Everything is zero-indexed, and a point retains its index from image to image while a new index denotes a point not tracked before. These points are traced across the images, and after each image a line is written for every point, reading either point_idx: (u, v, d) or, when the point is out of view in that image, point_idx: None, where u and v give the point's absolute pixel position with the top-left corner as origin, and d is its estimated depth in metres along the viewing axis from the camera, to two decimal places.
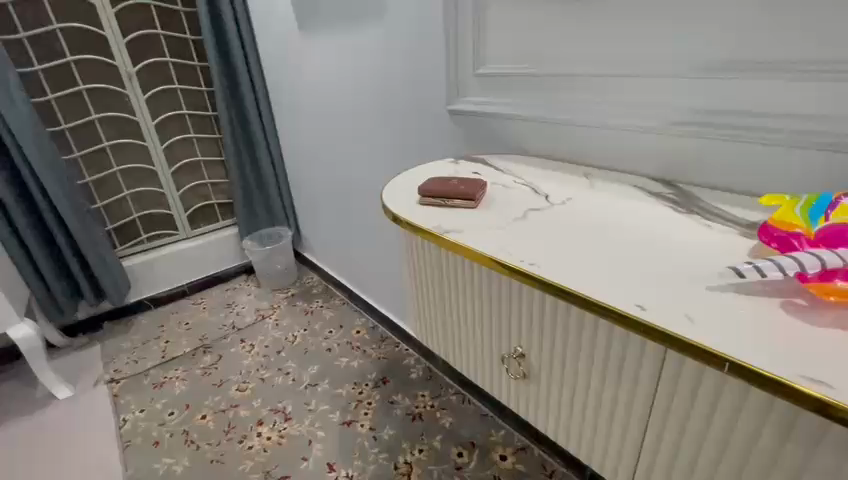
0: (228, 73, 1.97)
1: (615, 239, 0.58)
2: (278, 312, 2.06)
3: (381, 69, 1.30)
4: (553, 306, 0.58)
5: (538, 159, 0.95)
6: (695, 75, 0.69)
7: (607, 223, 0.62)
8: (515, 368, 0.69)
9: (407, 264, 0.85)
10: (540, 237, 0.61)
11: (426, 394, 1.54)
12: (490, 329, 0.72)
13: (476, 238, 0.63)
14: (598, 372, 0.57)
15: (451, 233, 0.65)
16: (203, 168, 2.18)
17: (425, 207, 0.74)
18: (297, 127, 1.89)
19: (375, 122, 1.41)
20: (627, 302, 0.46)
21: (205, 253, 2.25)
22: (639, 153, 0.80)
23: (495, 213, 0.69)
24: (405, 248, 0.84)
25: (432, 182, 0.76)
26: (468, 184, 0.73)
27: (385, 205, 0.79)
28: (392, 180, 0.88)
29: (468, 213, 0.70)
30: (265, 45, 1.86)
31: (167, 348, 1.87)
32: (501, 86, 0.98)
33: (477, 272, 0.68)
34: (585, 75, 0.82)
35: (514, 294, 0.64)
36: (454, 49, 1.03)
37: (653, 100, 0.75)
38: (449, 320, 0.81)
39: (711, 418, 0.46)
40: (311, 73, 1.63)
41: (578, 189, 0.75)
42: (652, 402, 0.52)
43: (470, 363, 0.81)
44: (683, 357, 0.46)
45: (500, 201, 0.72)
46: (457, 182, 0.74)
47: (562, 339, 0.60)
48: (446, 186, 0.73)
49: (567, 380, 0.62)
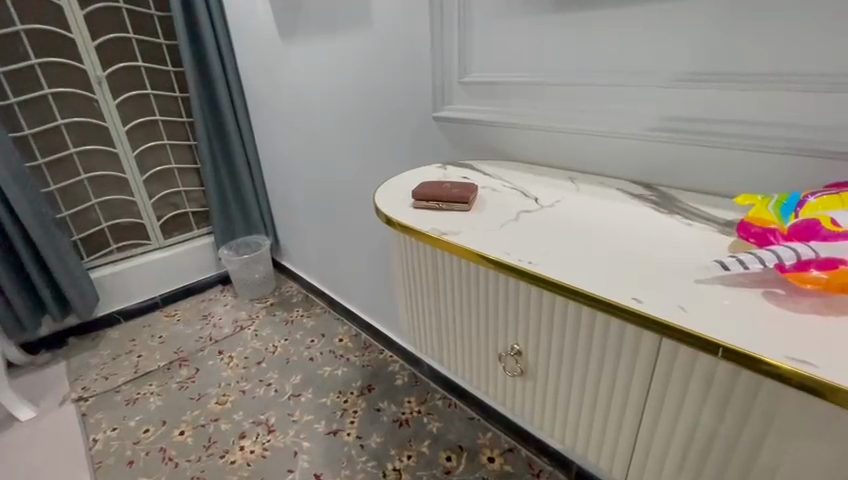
0: (204, 78, 1.94)
1: (605, 238, 0.61)
2: (257, 322, 2.01)
3: (365, 76, 1.31)
4: (550, 303, 0.61)
5: (523, 164, 0.98)
6: (672, 84, 0.73)
7: (597, 224, 0.65)
8: (512, 366, 0.71)
9: (400, 267, 0.86)
10: (535, 236, 0.63)
11: (413, 400, 1.54)
12: (486, 329, 0.73)
13: (474, 239, 0.64)
14: (596, 363, 0.59)
15: (449, 235, 0.66)
16: (177, 175, 2.12)
17: (420, 211, 0.75)
18: (277, 134, 1.87)
19: (359, 129, 1.42)
20: (624, 296, 0.49)
21: (179, 263, 2.18)
22: (619, 158, 0.84)
23: (490, 215, 0.71)
24: (398, 251, 0.84)
25: (425, 186, 0.77)
26: (460, 187, 0.76)
27: (378, 210, 0.79)
28: (383, 185, 0.89)
29: (462, 215, 0.72)
30: (243, 50, 1.84)
31: (140, 362, 1.79)
32: (486, 94, 1.01)
33: (474, 273, 0.69)
34: (568, 83, 0.86)
35: (511, 293, 0.65)
36: (441, 58, 1.06)
37: (632, 108, 0.80)
38: (444, 321, 0.82)
39: (703, 402, 0.50)
40: (292, 80, 1.63)
41: (566, 191, 0.78)
42: (648, 389, 0.55)
43: (466, 364, 0.82)
44: (677, 346, 0.49)
45: (492, 203, 0.74)
46: (449, 185, 0.76)
47: (559, 334, 0.62)
48: (439, 190, 0.75)
49: (564, 374, 0.64)
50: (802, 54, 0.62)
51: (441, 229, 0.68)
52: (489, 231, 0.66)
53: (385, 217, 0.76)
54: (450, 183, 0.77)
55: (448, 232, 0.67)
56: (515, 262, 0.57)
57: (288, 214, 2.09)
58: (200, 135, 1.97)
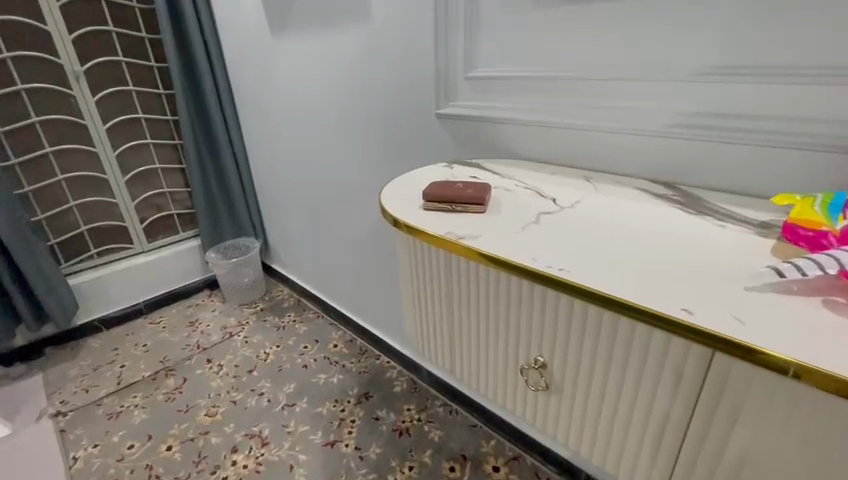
0: (190, 75, 1.86)
1: (637, 242, 0.57)
2: (247, 329, 1.93)
3: (362, 72, 1.25)
4: (580, 314, 0.54)
5: (533, 163, 0.94)
6: (694, 79, 0.70)
7: (623, 226, 0.61)
8: (535, 380, 0.64)
9: (408, 273, 0.80)
10: (562, 239, 0.59)
11: (412, 407, 1.49)
12: (505, 339, 0.67)
13: (495, 244, 0.59)
14: (633, 377, 0.53)
15: (466, 238, 0.61)
16: (161, 176, 2.03)
17: (430, 213, 0.70)
18: (267, 132, 1.80)
19: (355, 127, 1.36)
20: (672, 306, 0.45)
21: (164, 267, 2.09)
22: (637, 156, 0.80)
23: (509, 216, 0.66)
24: (404, 255, 0.79)
25: (434, 187, 0.72)
26: (473, 187, 0.71)
27: (384, 212, 0.74)
28: (387, 185, 0.83)
29: (478, 217, 0.67)
30: (230, 45, 1.77)
31: (123, 373, 1.70)
32: (493, 90, 0.96)
33: (492, 278, 0.63)
34: (582, 78, 0.82)
35: (535, 300, 0.59)
36: (444, 52, 1.01)
37: (651, 104, 0.76)
38: (457, 329, 0.76)
39: (765, 421, 0.43)
40: (283, 76, 1.56)
41: (585, 191, 0.74)
42: (695, 405, 0.48)
43: (481, 376, 0.76)
44: (732, 359, 0.43)
45: (508, 204, 0.70)
46: (462, 185, 0.72)
47: (590, 346, 0.55)
48: (452, 191, 0.70)
49: (595, 388, 0.57)
50: (832, 49, 0.59)
51: (457, 233, 0.63)
52: (509, 234, 0.61)
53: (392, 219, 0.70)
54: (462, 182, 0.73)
55: (467, 236, 0.62)
56: (543, 269, 0.53)
57: (279, 215, 2.01)
58: (186, 134, 1.89)
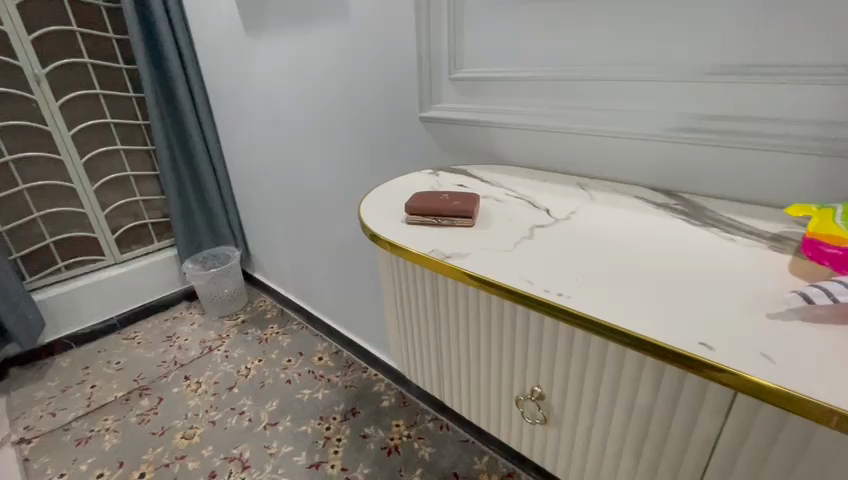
0: (162, 77, 1.77)
1: (639, 261, 0.52)
2: (228, 342, 1.85)
3: (341, 73, 1.19)
4: (582, 343, 0.49)
5: (523, 169, 0.88)
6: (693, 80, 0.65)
7: (624, 241, 0.56)
8: (532, 411, 0.58)
9: (391, 290, 0.74)
10: (559, 258, 0.53)
11: (401, 423, 1.43)
12: (499, 365, 0.61)
13: (485, 263, 0.53)
14: (642, 414, 0.48)
15: (453, 257, 0.55)
16: (133, 183, 1.93)
17: (414, 228, 0.64)
18: (245, 137, 1.72)
19: (336, 131, 1.30)
20: (688, 340, 0.39)
21: (138, 279, 1.99)
22: (634, 162, 0.75)
23: (500, 231, 0.60)
24: (388, 271, 0.73)
25: (417, 198, 0.66)
26: (459, 198, 0.65)
27: (363, 226, 0.68)
28: (367, 196, 0.77)
29: (467, 232, 0.61)
30: (204, 45, 1.68)
31: (94, 394, 1.61)
32: (479, 91, 0.91)
33: (484, 301, 0.58)
34: (575, 79, 0.77)
35: (532, 327, 0.53)
36: (427, 52, 0.95)
37: (649, 106, 0.71)
38: (447, 353, 0.70)
39: (794, 467, 0.39)
40: (259, 78, 1.49)
41: (581, 201, 0.68)
42: (713, 447, 0.43)
43: (473, 404, 0.70)
44: (759, 402, 0.38)
45: (498, 217, 0.64)
46: (448, 195, 0.66)
47: (594, 378, 0.50)
48: (437, 203, 0.64)
49: (599, 424, 0.52)
50: (837, 48, 0.55)
51: (443, 251, 0.57)
52: (501, 252, 0.55)
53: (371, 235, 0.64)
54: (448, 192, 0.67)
55: (454, 255, 0.56)
56: (540, 295, 0.47)
57: (259, 223, 1.93)
58: (158, 139, 1.80)
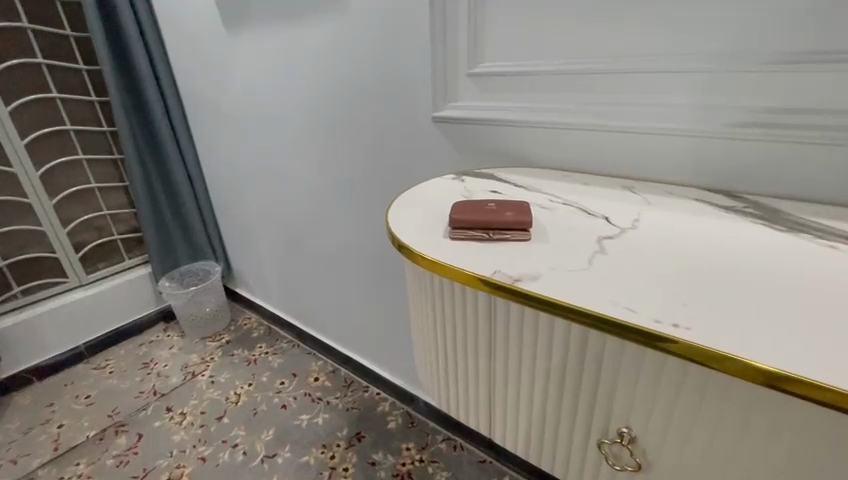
0: (129, 79, 1.61)
1: (736, 283, 0.46)
2: (212, 366, 1.70)
3: (339, 71, 1.08)
4: (699, 381, 0.42)
5: (553, 172, 0.80)
6: (758, 68, 0.59)
7: (710, 258, 0.49)
8: (623, 458, 0.51)
9: (427, 317, 0.65)
10: (650, 277, 0.47)
11: (412, 446, 1.33)
12: (575, 406, 0.53)
13: (561, 287, 0.46)
14: (776, 462, 0.41)
15: (521, 281, 0.47)
16: (99, 196, 1.75)
17: (459, 244, 0.55)
18: (225, 143, 1.59)
19: (333, 134, 1.19)
20: None
21: (108, 302, 1.81)
22: (685, 161, 0.68)
23: (564, 245, 0.53)
24: (423, 292, 0.63)
25: (457, 208, 0.57)
26: (507, 206, 0.57)
27: (396, 244, 0.58)
28: (390, 206, 0.68)
29: (522, 248, 0.53)
30: (176, 43, 1.54)
31: (61, 435, 1.43)
32: (501, 87, 0.83)
33: (560, 330, 0.49)
34: (617, 71, 0.69)
35: (626, 362, 0.46)
36: (442, 46, 0.87)
37: (703, 99, 0.64)
38: (499, 388, 0.61)
39: None
40: (242, 78, 1.36)
41: (638, 207, 0.61)
42: None
43: (536, 441, 0.61)
44: None
45: (554, 228, 0.56)
46: (493, 205, 0.57)
47: (711, 420, 0.43)
48: (483, 214, 0.56)
49: (713, 471, 0.45)
50: None
51: (508, 272, 0.49)
52: (575, 274, 0.48)
53: (412, 254, 0.55)
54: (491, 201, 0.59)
55: (524, 278, 0.48)
56: (647, 326, 0.40)
57: (243, 236, 1.79)
58: (127, 148, 1.64)
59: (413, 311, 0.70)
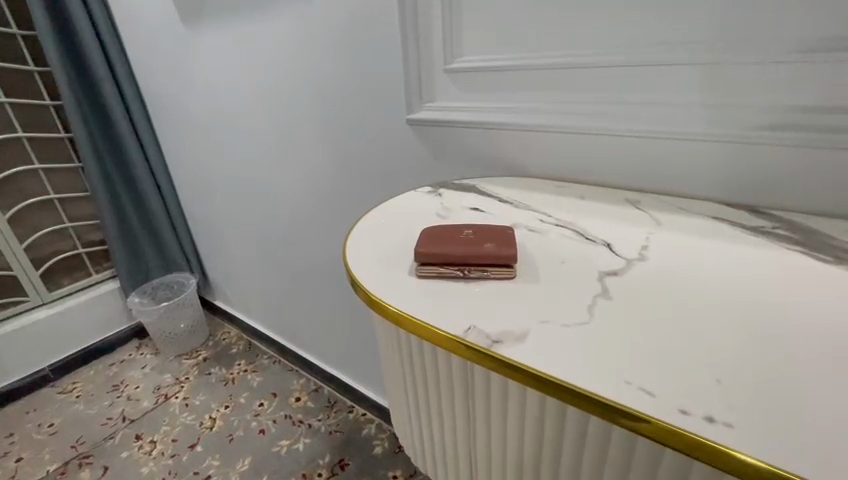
0: (85, 82, 1.50)
1: (774, 342, 0.36)
2: (186, 387, 1.58)
3: (305, 68, 0.97)
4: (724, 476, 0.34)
5: (545, 181, 0.70)
6: (789, 60, 0.49)
7: (735, 304, 0.40)
8: None
9: (397, 362, 0.56)
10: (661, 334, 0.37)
11: (399, 474, 1.23)
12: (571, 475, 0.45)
13: (550, 356, 0.37)
14: None
15: (501, 345, 0.38)
16: (59, 208, 1.62)
17: (428, 286, 0.45)
18: (193, 148, 1.47)
19: (303, 139, 1.08)
20: None
21: (74, 320, 1.69)
22: (698, 169, 0.57)
23: (557, 287, 0.43)
24: (392, 335, 0.53)
25: (426, 238, 0.47)
26: (488, 235, 0.46)
27: (352, 283, 0.48)
28: (353, 229, 0.58)
29: (505, 291, 0.43)
30: (134, 40, 1.41)
31: (20, 471, 1.32)
32: (484, 85, 0.72)
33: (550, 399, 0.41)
34: (618, 63, 0.58)
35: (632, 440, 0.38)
36: (415, 37, 0.75)
37: (722, 96, 0.54)
38: (482, 446, 0.53)
39: None
40: (204, 79, 1.25)
41: (647, 230, 0.51)
42: None
43: None
44: None
45: (545, 261, 0.46)
46: (471, 233, 0.47)
47: None
48: (457, 246, 0.45)
49: None
50: None
51: (485, 331, 0.39)
52: (568, 333, 0.38)
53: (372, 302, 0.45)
54: (469, 226, 0.48)
55: (505, 341, 0.38)
56: (657, 417, 0.31)
57: (217, 246, 1.67)
58: (86, 156, 1.52)
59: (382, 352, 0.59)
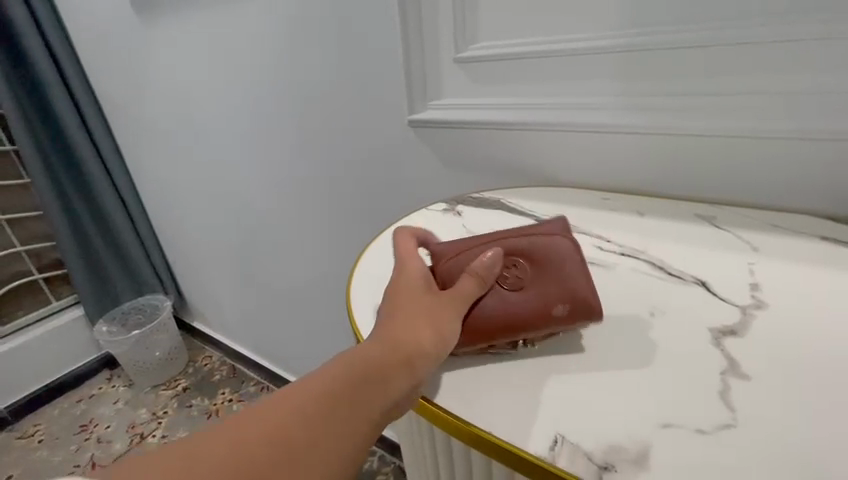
0: (31, 87, 1.33)
1: None
2: (164, 424, 1.42)
3: (283, 61, 0.83)
4: None
5: (584, 191, 0.58)
6: None
7: None
8: None
9: (423, 452, 0.44)
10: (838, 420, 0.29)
11: None
12: None
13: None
14: None
15: (613, 473, 0.29)
16: (9, 230, 1.45)
17: (481, 376, 0.37)
18: (159, 157, 1.30)
19: (283, 145, 0.94)
20: None
21: (33, 355, 1.51)
22: (786, 176, 0.47)
23: (669, 365, 0.34)
24: (418, 424, 0.42)
25: (415, 303, 0.38)
26: (548, 266, 0.39)
27: None
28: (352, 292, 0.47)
29: (596, 370, 0.35)
30: (83, 38, 1.25)
31: None
32: (504, 76, 0.60)
33: None
34: (671, 44, 0.48)
35: None
36: (417, 23, 0.63)
37: (811, 80, 0.44)
38: None
39: None
40: (167, 79, 1.10)
41: (746, 260, 0.42)
42: None
43: None
44: None
45: (637, 321, 0.38)
46: (523, 264, 0.39)
47: None
48: (524, 301, 0.38)
49: None
50: None
51: (582, 443, 0.31)
52: (705, 446, 0.29)
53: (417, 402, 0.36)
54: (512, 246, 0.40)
55: (613, 462, 0.29)
56: None
57: (192, 265, 1.51)
58: (35, 170, 1.34)
59: (400, 434, 0.48)
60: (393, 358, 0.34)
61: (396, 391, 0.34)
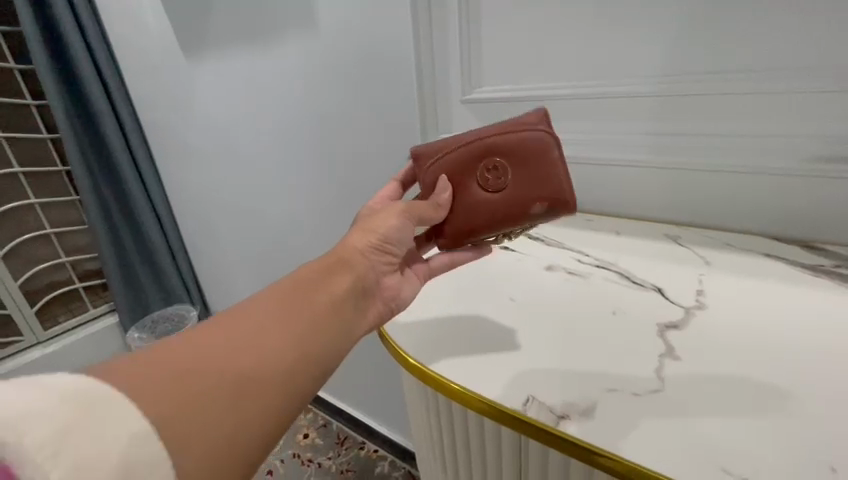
0: (84, 114, 1.48)
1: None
2: None
3: (313, 97, 0.95)
4: None
5: (571, 214, 0.67)
6: (826, 88, 0.48)
7: (830, 362, 0.39)
8: None
9: (429, 421, 0.53)
10: (755, 392, 0.37)
11: None
12: None
13: (620, 436, 0.36)
14: None
15: (567, 420, 0.38)
16: (56, 242, 1.58)
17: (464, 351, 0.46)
18: (193, 178, 1.43)
19: (308, 168, 1.05)
20: None
21: (70, 358, 1.63)
22: (739, 201, 0.55)
23: (620, 347, 0.43)
24: (423, 399, 0.51)
25: (362, 223, 0.50)
26: (525, 170, 0.49)
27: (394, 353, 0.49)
28: None
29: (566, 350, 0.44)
30: (132, 72, 1.40)
31: None
32: (503, 115, 0.70)
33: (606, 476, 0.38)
34: (647, 93, 0.58)
35: None
36: (431, 69, 0.75)
37: (754, 125, 0.53)
38: None
39: None
40: (205, 110, 1.23)
41: (697, 271, 0.50)
42: None
43: None
44: None
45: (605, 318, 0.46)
46: (503, 169, 0.49)
47: None
48: (502, 204, 0.49)
49: None
50: None
51: (547, 403, 0.39)
52: (642, 406, 0.38)
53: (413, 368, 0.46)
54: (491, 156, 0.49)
55: (567, 415, 0.38)
56: None
57: (218, 277, 1.62)
58: (83, 187, 1.48)
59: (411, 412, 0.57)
60: (331, 262, 0.46)
61: (341, 282, 0.45)
